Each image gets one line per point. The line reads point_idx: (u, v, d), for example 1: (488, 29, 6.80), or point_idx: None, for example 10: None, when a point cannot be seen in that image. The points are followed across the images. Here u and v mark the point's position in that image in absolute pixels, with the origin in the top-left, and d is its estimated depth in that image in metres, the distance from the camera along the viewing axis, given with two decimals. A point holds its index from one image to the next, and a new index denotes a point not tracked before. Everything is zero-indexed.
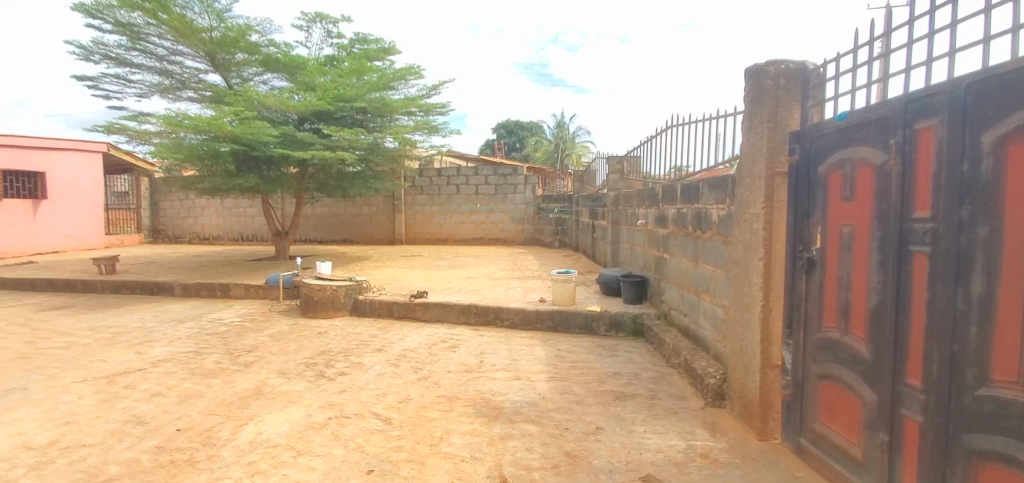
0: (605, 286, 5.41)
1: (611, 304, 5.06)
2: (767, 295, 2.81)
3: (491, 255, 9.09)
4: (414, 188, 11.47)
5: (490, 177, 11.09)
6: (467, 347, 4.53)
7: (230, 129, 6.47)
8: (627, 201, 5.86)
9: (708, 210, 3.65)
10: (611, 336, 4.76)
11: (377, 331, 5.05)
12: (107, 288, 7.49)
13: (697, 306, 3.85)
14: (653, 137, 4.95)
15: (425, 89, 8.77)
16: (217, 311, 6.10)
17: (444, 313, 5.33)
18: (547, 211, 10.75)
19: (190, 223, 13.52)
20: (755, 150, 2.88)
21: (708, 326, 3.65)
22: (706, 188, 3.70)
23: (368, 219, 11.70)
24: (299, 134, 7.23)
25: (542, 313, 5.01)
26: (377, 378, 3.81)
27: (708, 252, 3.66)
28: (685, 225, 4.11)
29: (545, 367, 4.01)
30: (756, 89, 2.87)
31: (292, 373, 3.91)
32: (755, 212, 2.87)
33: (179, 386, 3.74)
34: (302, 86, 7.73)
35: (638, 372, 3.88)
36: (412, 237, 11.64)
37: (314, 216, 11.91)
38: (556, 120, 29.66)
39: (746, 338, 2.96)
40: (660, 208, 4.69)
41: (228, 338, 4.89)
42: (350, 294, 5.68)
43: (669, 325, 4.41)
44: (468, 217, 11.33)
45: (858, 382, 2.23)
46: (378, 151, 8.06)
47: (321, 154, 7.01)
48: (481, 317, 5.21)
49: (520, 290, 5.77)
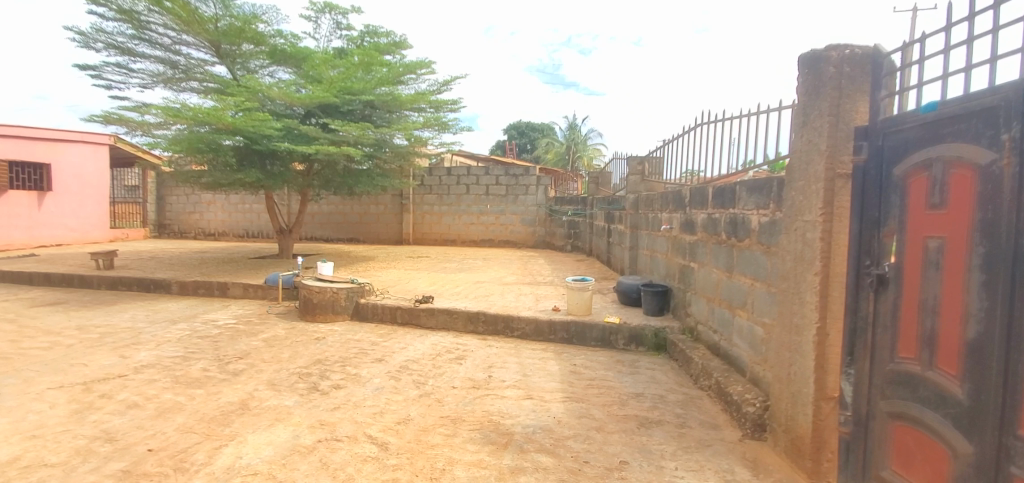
0: (623, 295, 5.03)
1: (631, 316, 4.67)
2: (824, 316, 2.44)
3: (501, 258, 8.74)
4: (423, 187, 11.16)
5: (501, 177, 10.75)
6: (474, 359, 4.17)
7: (230, 121, 6.16)
8: (649, 205, 5.45)
9: (746, 217, 3.28)
10: (630, 351, 4.39)
11: (378, 339, 4.70)
12: (103, 283, 7.23)
13: (730, 322, 3.48)
14: (681, 135, 4.55)
15: (436, 84, 8.44)
16: (212, 311, 5.80)
17: (450, 321, 4.98)
18: (559, 213, 10.34)
19: (196, 218, 13.31)
20: (812, 147, 2.51)
21: (743, 346, 3.28)
22: (744, 191, 3.32)
23: (375, 219, 11.41)
24: (303, 128, 6.85)
25: (555, 324, 4.64)
26: (374, 393, 3.46)
27: (745, 264, 3.28)
28: (717, 232, 3.73)
29: (559, 385, 3.65)
30: (814, 79, 2.50)
31: (283, 385, 3.58)
32: (810, 219, 2.50)
33: (159, 397, 3.43)
34: (308, 78, 7.42)
35: (662, 394, 3.50)
36: (420, 238, 11.32)
37: (319, 214, 11.64)
38: (568, 122, 29.32)
39: (795, 363, 2.58)
40: (687, 212, 4.31)
41: (219, 343, 4.57)
42: (351, 297, 5.34)
43: (696, 341, 4.03)
44: (477, 218, 10.99)
45: (947, 427, 1.85)
46: (387, 146, 7.70)
47: (325, 149, 6.67)
48: (489, 326, 4.85)
49: (531, 297, 5.41)
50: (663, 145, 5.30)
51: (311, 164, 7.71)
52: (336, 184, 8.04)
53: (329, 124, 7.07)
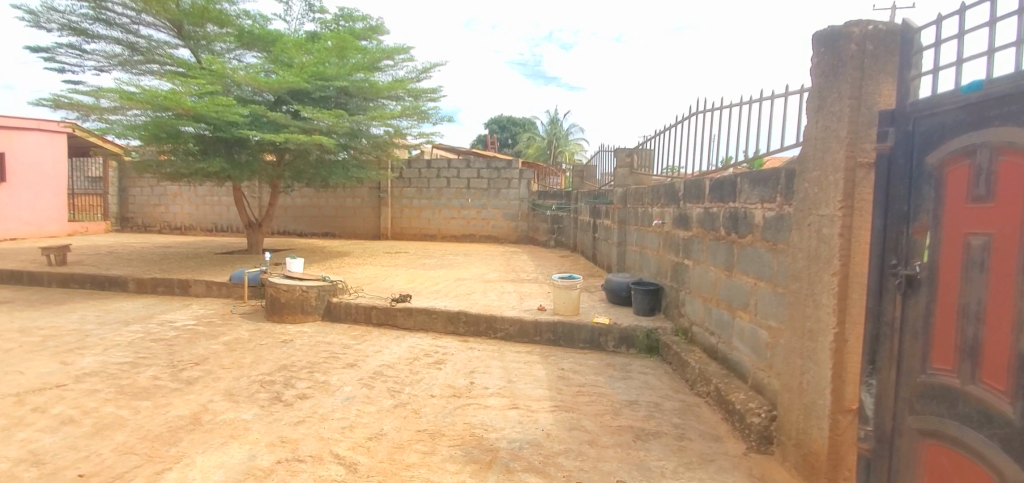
0: (612, 293, 4.79)
1: (621, 316, 4.43)
2: (842, 320, 2.21)
3: (482, 254, 8.43)
4: (401, 181, 10.77)
5: (483, 170, 10.42)
6: (455, 364, 3.87)
7: (189, 105, 5.71)
8: (639, 199, 5.19)
9: (748, 211, 3.04)
10: (620, 353, 4.15)
11: (351, 341, 4.36)
12: (54, 281, 6.71)
13: (729, 323, 3.26)
14: (674, 125, 4.29)
15: (415, 71, 8.07)
16: (171, 311, 5.37)
17: (429, 322, 4.67)
18: (542, 208, 10.04)
19: (161, 211, 12.67)
20: (829, 133, 2.27)
21: (745, 349, 3.06)
22: (747, 184, 3.08)
23: (351, 212, 10.99)
24: (271, 114, 6.39)
25: (541, 325, 4.37)
26: (344, 404, 3.14)
27: (747, 262, 3.06)
28: (715, 227, 3.49)
29: (546, 393, 3.37)
30: (832, 58, 2.27)
31: (242, 396, 3.23)
32: (826, 213, 2.26)
33: (99, 411, 3.05)
34: (278, 62, 6.98)
35: (658, 401, 3.25)
36: (398, 233, 10.94)
37: (293, 208, 11.17)
38: (549, 116, 29.08)
39: (808, 371, 2.36)
40: (682, 207, 4.07)
41: (175, 347, 4.18)
42: (322, 296, 4.98)
43: (690, 343, 3.81)
44: (457, 212, 10.65)
45: (992, 450, 1.62)
46: (361, 134, 7.28)
47: (296, 136, 6.23)
48: (471, 327, 4.56)
49: (515, 296, 5.12)
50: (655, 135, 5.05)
51: (282, 153, 7.27)
52: (308, 176, 7.59)
53: (300, 111, 6.57)
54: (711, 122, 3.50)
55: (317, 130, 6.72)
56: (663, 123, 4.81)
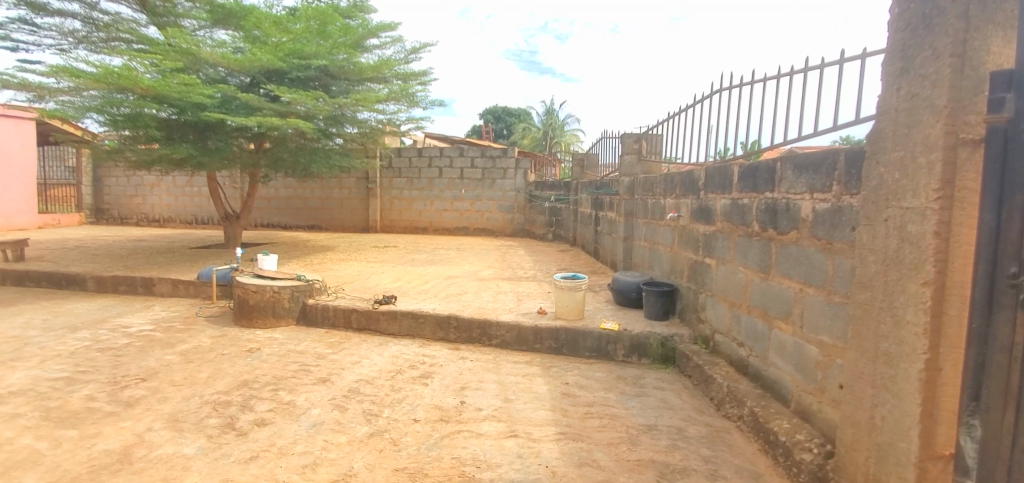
0: (619, 294, 4.29)
1: (631, 320, 3.94)
2: (937, 343, 1.69)
3: (475, 248, 7.92)
4: (391, 170, 10.22)
5: (477, 159, 9.87)
6: (444, 378, 3.37)
7: (147, 83, 5.15)
8: (650, 189, 4.67)
9: (794, 204, 2.55)
10: (631, 364, 3.66)
11: (326, 349, 3.85)
12: (8, 279, 6.15)
13: (765, 334, 2.78)
14: (695, 104, 3.75)
15: (404, 52, 7.50)
16: (129, 314, 4.84)
17: (416, 327, 4.15)
18: (539, 199, 9.50)
19: (138, 202, 12.08)
20: (919, 102, 1.76)
21: (786, 367, 2.58)
22: (791, 171, 2.59)
23: (338, 204, 10.43)
24: (242, 95, 5.80)
25: (541, 331, 3.87)
26: (309, 432, 2.63)
27: (791, 263, 2.57)
28: (746, 222, 3.00)
29: (550, 415, 2.88)
30: (924, 6, 1.76)
31: (188, 423, 2.73)
32: (914, 205, 1.75)
33: (12, 444, 2.53)
34: (252, 39, 6.38)
35: (680, 426, 2.77)
36: (388, 226, 10.41)
37: (276, 199, 10.59)
38: (545, 106, 28.52)
39: (881, 402, 1.88)
40: (703, 198, 3.57)
41: (123, 359, 3.67)
42: (296, 297, 4.45)
43: (713, 354, 3.33)
44: (450, 204, 10.12)
45: None
46: (342, 118, 6.66)
47: (269, 120, 5.63)
48: (462, 333, 4.05)
49: (512, 297, 4.62)
50: (670, 118, 4.51)
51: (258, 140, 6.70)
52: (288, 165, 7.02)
53: (273, 92, 5.98)
54: (747, 97, 3.00)
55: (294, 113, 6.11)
56: (679, 104, 4.28)
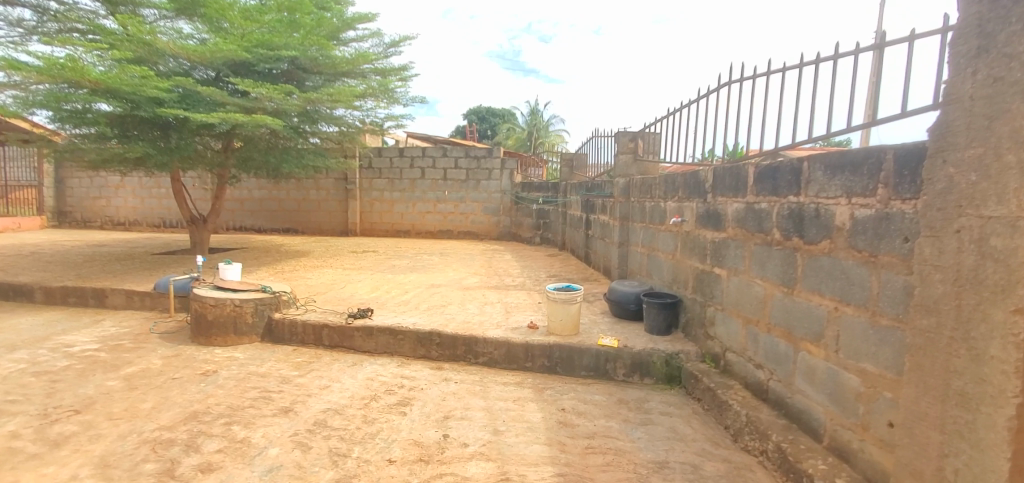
0: (617, 306, 3.95)
1: (631, 335, 3.59)
2: None
3: (460, 253, 7.52)
4: (370, 171, 9.77)
5: (461, 159, 9.48)
6: (424, 405, 2.97)
7: (93, 75, 4.65)
8: (648, 191, 4.33)
9: (827, 210, 2.23)
10: (633, 384, 3.32)
11: (292, 372, 3.43)
12: None
13: (790, 357, 2.46)
14: (703, 98, 3.42)
15: (383, 45, 7.07)
16: (74, 330, 4.34)
17: (394, 343, 3.75)
18: (526, 201, 9.12)
19: (103, 205, 11.43)
20: (1003, 88, 1.44)
21: (817, 396, 2.27)
22: (823, 172, 2.27)
23: (315, 206, 9.94)
24: (202, 88, 5.29)
25: (532, 348, 3.50)
26: (264, 480, 2.22)
27: (821, 278, 2.26)
28: (763, 228, 2.68)
29: (546, 451, 2.50)
30: None
31: (120, 470, 2.29)
32: (1000, 213, 1.43)
33: None
34: (217, 29, 5.88)
35: (694, 462, 2.42)
36: (368, 229, 9.95)
37: (250, 200, 10.08)
38: (529, 107, 28.24)
39: (953, 452, 1.57)
40: (710, 200, 3.24)
41: (56, 387, 3.20)
42: (261, 312, 4.03)
43: (725, 375, 3.01)
44: (433, 206, 9.70)
45: None
46: (314, 115, 6.19)
47: (232, 116, 5.15)
48: (446, 351, 3.65)
49: (500, 308, 4.24)
50: (670, 115, 4.18)
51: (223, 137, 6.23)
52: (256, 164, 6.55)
53: (237, 85, 5.47)
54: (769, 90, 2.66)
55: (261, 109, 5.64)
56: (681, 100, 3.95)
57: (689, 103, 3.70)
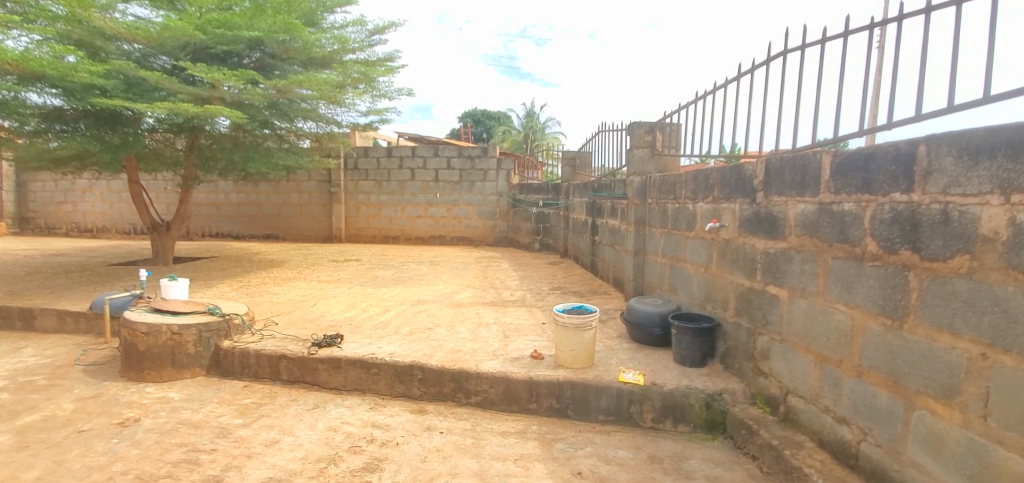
0: (638, 329, 3.27)
1: (658, 368, 2.91)
2: None
3: (452, 261, 6.82)
4: (356, 172, 9.07)
5: (454, 160, 8.80)
6: (398, 468, 2.28)
7: (8, 57, 3.94)
8: (672, 191, 3.65)
9: (964, 212, 1.56)
10: (664, 433, 2.63)
11: (235, 420, 2.73)
12: None
13: (898, 416, 1.77)
14: (745, 75, 2.77)
15: (367, 33, 6.33)
16: None
17: (366, 379, 3.04)
18: (523, 204, 8.41)
19: (69, 210, 10.69)
20: None
21: (950, 477, 1.59)
22: (958, 158, 1.59)
23: (296, 210, 9.22)
24: (145, 74, 4.54)
25: (536, 386, 2.80)
26: None
27: (956, 310, 1.58)
28: (849, 238, 2.00)
29: None
30: None
31: None
32: None
33: None
34: (174, 9, 5.14)
35: None
36: (354, 235, 9.23)
37: (227, 205, 9.38)
38: (525, 109, 27.63)
39: None
40: (763, 200, 2.57)
41: None
42: (205, 340, 3.34)
43: (786, 426, 2.32)
44: (424, 210, 9.00)
45: None
46: (283, 106, 5.36)
47: (179, 107, 4.44)
48: (430, 389, 2.95)
49: (496, 332, 3.55)
50: (696, 100, 3.55)
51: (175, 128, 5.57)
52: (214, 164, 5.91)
53: (189, 70, 4.69)
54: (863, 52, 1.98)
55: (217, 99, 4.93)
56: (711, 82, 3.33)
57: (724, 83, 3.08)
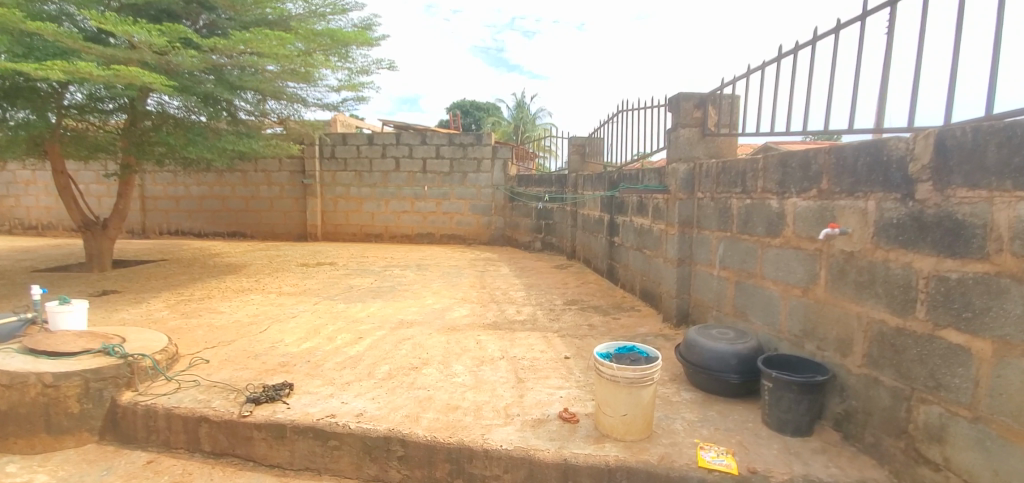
0: (705, 375, 2.35)
1: (748, 439, 2.00)
2: None
3: (443, 265, 5.84)
4: (333, 161, 8.05)
5: (443, 148, 7.81)
6: None
7: None
8: (739, 181, 2.74)
9: None
10: None
11: None
12: None
13: None
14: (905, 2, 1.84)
15: None
16: None
17: (322, 454, 2.10)
18: (523, 198, 7.46)
19: (10, 205, 9.51)
20: None
21: None
22: None
23: (266, 205, 8.18)
24: (39, 27, 3.42)
25: (575, 474, 1.87)
26: None
27: None
28: None
29: None
30: None
31: None
32: None
33: None
34: None
35: None
36: (332, 233, 8.22)
37: (187, 199, 8.31)
38: (517, 99, 26.57)
39: None
40: (933, 196, 1.66)
41: None
42: (97, 393, 2.37)
43: None
44: (411, 204, 8.01)
45: None
46: (228, 77, 4.29)
47: (77, 69, 3.37)
48: (415, 472, 2.02)
49: (507, 374, 2.60)
50: (785, 56, 2.67)
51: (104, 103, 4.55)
52: (154, 152, 4.80)
53: (100, 24, 3.60)
54: None
55: (138, 62, 3.86)
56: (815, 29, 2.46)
57: (847, 23, 2.20)
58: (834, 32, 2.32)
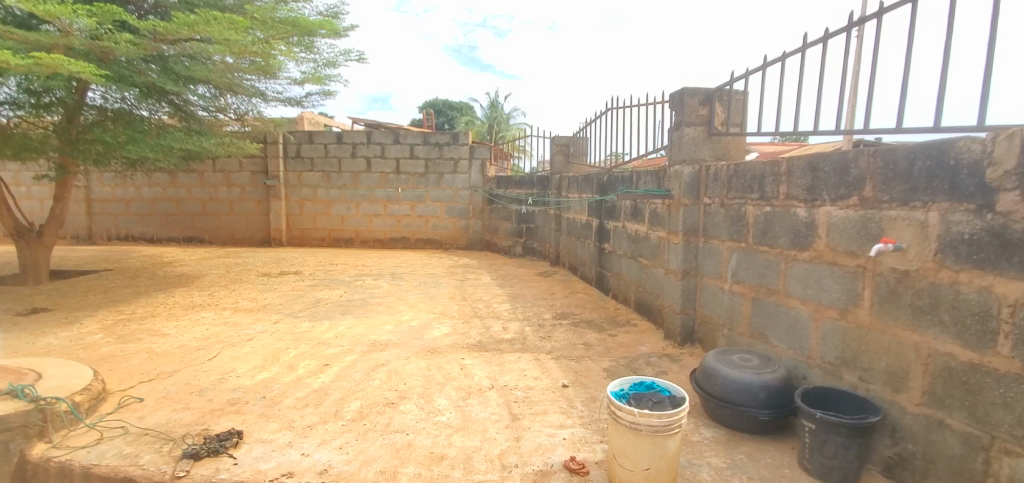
0: (727, 410, 2.04)
1: None
2: None
3: (419, 273, 5.43)
4: (298, 161, 7.53)
5: (417, 147, 7.39)
6: None
7: None
8: (756, 186, 2.45)
9: None
10: None
11: None
12: None
13: None
14: None
15: None
16: None
17: None
18: (502, 200, 7.11)
19: None
20: None
21: None
22: None
23: (226, 208, 7.61)
24: None
25: None
26: None
27: None
28: None
29: None
30: None
31: None
32: None
33: None
34: None
35: None
36: (298, 237, 7.70)
37: (138, 202, 7.66)
38: (490, 99, 26.21)
39: None
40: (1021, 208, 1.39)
41: None
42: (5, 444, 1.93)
43: None
44: (383, 207, 7.56)
45: None
46: (172, 66, 3.81)
47: None
48: None
49: (501, 410, 2.24)
50: (809, 46, 2.40)
51: (32, 94, 3.97)
52: (90, 152, 4.11)
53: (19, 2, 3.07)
54: None
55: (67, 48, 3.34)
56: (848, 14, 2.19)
57: (893, 8, 1.93)
58: (875, 17, 2.05)
